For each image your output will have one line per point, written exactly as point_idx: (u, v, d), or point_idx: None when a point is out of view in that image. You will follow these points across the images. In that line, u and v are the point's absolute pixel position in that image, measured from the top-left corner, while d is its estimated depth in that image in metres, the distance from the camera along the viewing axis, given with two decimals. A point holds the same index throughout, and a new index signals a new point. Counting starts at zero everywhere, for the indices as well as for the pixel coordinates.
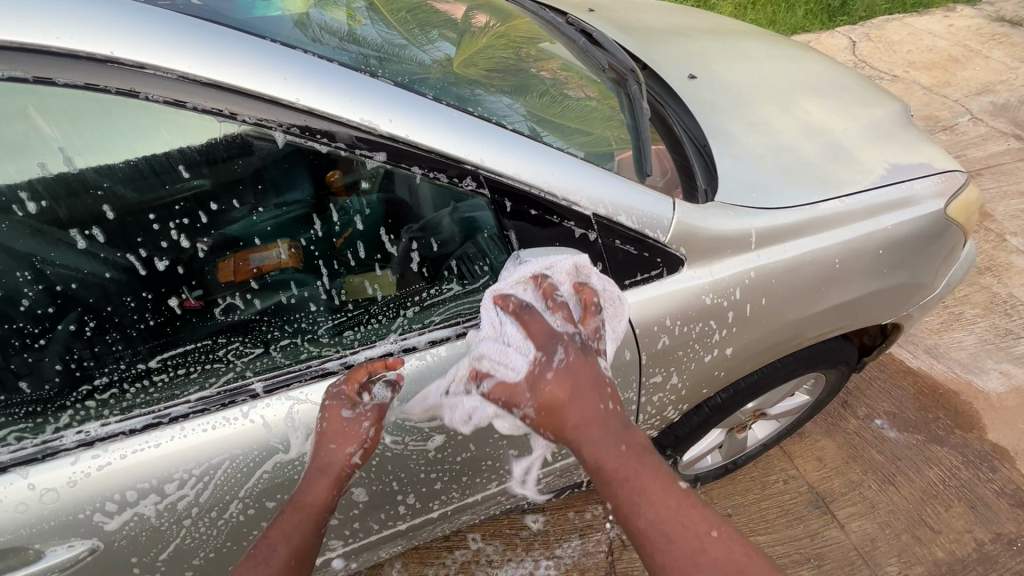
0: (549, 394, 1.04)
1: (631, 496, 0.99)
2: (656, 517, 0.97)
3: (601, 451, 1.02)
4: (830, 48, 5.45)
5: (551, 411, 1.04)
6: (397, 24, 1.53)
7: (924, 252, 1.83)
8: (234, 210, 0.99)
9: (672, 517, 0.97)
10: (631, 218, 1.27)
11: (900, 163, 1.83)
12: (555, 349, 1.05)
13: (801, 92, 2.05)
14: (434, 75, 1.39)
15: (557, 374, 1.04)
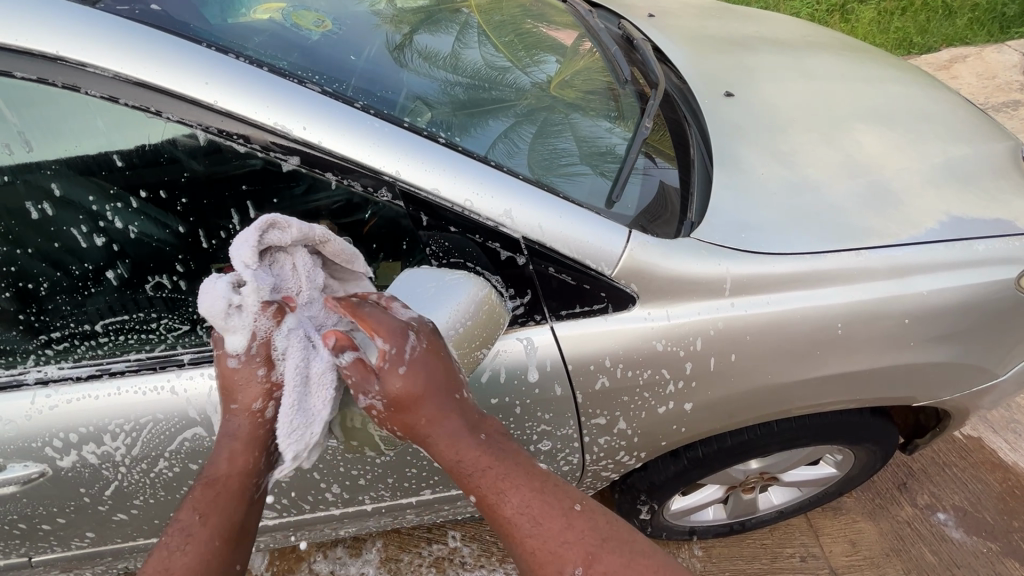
0: (399, 391, 0.94)
1: (493, 484, 0.95)
2: (522, 498, 0.94)
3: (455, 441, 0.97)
4: (994, 66, 4.61)
5: (402, 411, 0.95)
6: (503, 46, 1.72)
7: (987, 330, 1.48)
8: (296, 188, 1.09)
9: (536, 498, 0.94)
10: (569, 248, 1.19)
11: (964, 218, 1.50)
12: (406, 340, 0.93)
13: (870, 122, 1.76)
14: (530, 101, 1.54)
15: (408, 370, 0.94)
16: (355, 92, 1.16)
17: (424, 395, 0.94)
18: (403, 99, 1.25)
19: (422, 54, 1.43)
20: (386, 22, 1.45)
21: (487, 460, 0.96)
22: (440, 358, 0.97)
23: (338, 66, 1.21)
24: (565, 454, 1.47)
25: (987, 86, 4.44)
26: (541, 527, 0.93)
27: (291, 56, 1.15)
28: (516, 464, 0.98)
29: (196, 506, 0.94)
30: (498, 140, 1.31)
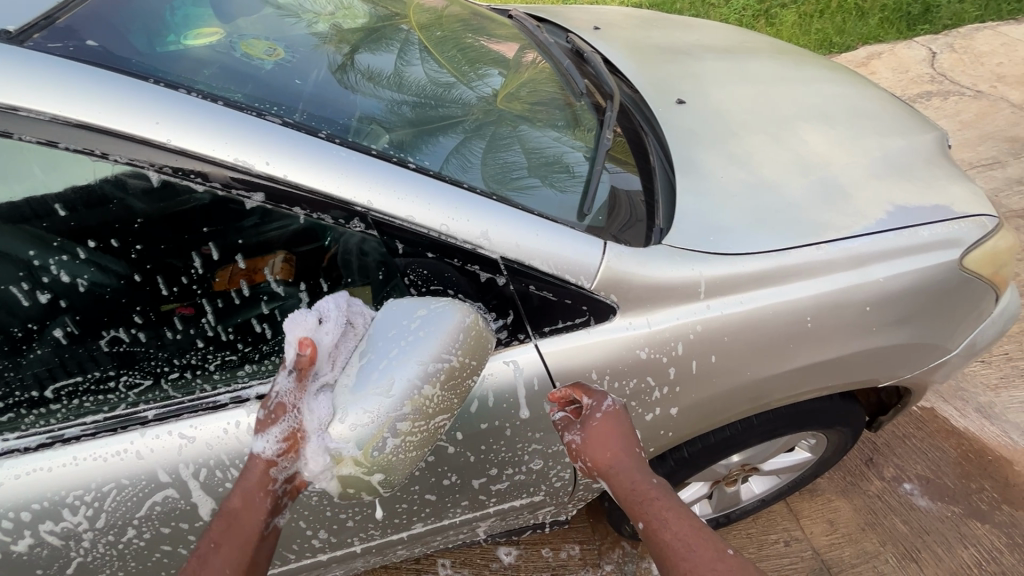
0: (594, 433, 1.16)
1: (660, 513, 1.06)
2: (680, 528, 1.04)
3: (634, 476, 1.12)
4: (906, 60, 4.99)
5: (594, 447, 1.15)
6: (446, 63, 1.71)
7: (940, 310, 1.57)
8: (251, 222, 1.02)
9: (693, 531, 1.04)
10: (546, 264, 1.18)
11: (907, 206, 1.58)
12: (606, 400, 1.19)
13: (810, 121, 1.86)
14: (476, 116, 1.53)
15: (605, 417, 1.17)
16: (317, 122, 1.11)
17: (616, 439, 1.15)
18: (351, 121, 1.21)
19: (363, 74, 1.39)
20: (326, 42, 1.42)
21: (656, 497, 1.09)
22: (628, 422, 1.19)
23: (282, 89, 1.17)
24: (557, 469, 1.50)
25: (901, 80, 4.80)
26: (698, 557, 1.00)
27: (237, 86, 1.10)
28: (679, 503, 1.08)
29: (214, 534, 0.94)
30: (451, 155, 1.30)
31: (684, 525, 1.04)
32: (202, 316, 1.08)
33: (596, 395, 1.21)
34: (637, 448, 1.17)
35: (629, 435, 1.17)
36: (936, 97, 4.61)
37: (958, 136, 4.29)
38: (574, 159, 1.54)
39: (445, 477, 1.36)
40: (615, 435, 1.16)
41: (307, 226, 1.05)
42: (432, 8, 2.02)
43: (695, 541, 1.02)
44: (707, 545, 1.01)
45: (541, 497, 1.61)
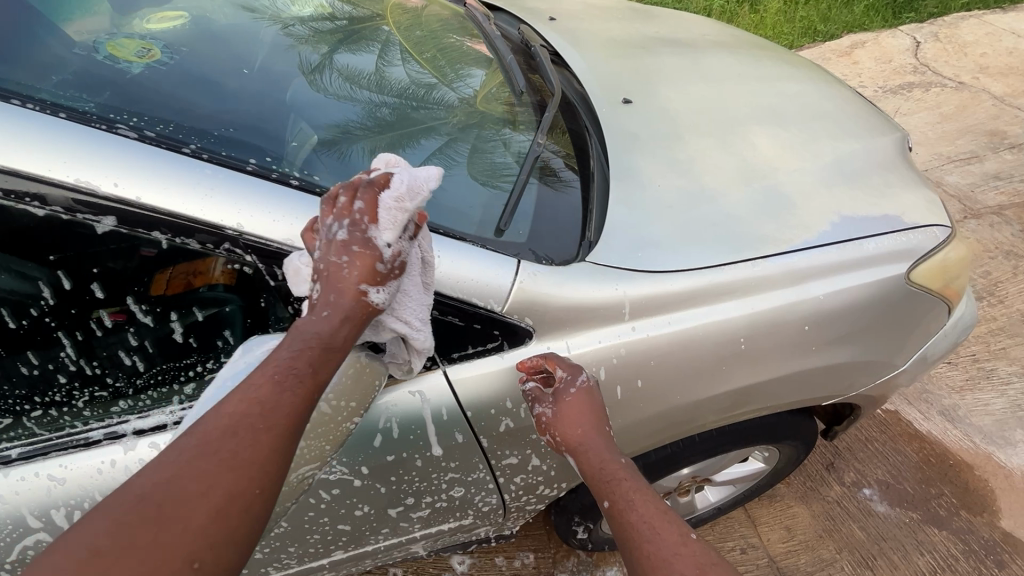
0: (568, 408, 1.12)
1: (626, 492, 0.99)
2: (648, 510, 0.96)
3: (605, 456, 1.07)
4: (889, 49, 4.89)
5: (566, 421, 1.11)
6: (426, 63, 1.72)
7: (886, 326, 1.50)
8: (107, 246, 0.92)
9: (659, 513, 0.95)
10: (450, 287, 1.10)
11: (853, 217, 1.51)
12: (578, 376, 1.15)
13: (762, 122, 1.77)
14: (459, 118, 1.53)
15: (578, 393, 1.13)
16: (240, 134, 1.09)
17: (591, 417, 1.12)
18: (323, 133, 1.25)
19: (340, 73, 1.45)
20: (302, 43, 1.47)
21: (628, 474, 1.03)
22: (602, 403, 1.16)
23: (211, 95, 1.15)
24: (481, 496, 1.42)
25: (884, 70, 4.70)
26: (660, 538, 0.92)
27: (154, 92, 1.07)
28: (648, 486, 1.01)
29: (305, 349, 0.86)
30: (433, 158, 1.36)
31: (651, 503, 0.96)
32: (61, 349, 0.98)
33: (573, 369, 1.16)
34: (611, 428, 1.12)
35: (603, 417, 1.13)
36: (917, 89, 4.52)
37: (938, 129, 4.20)
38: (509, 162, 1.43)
39: (357, 508, 1.28)
40: (586, 413, 1.11)
41: (171, 252, 0.95)
42: (414, 8, 2.01)
43: (662, 521, 0.93)
44: (669, 527, 0.93)
45: (469, 521, 1.54)
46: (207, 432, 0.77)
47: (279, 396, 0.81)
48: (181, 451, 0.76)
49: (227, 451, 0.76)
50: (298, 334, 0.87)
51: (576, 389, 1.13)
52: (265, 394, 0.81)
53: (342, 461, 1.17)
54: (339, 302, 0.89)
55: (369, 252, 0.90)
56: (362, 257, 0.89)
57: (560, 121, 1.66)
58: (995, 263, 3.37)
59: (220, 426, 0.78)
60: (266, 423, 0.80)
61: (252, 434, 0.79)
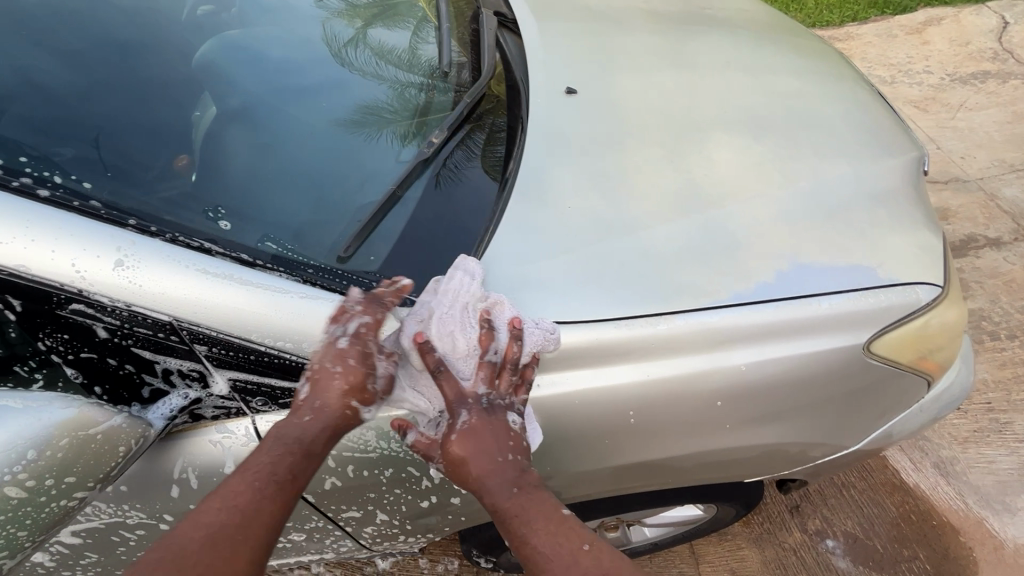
0: (451, 458, 0.95)
1: (516, 527, 0.90)
2: (540, 537, 0.89)
3: (489, 493, 0.92)
4: (969, 30, 4.20)
5: (450, 467, 0.96)
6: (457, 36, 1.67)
7: (832, 404, 1.23)
8: None
9: (552, 536, 0.89)
10: (250, 330, 0.92)
11: (810, 266, 1.21)
12: (458, 414, 0.96)
13: (734, 131, 1.45)
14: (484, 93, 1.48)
15: (460, 439, 0.95)
16: (184, 122, 1.14)
17: (485, 452, 0.94)
18: (352, 113, 1.32)
19: (371, 48, 1.53)
20: (341, 19, 1.57)
21: (530, 505, 0.92)
22: (498, 422, 0.96)
23: (184, 74, 1.22)
24: (331, 539, 1.27)
25: (957, 54, 4.04)
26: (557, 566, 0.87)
27: (77, 68, 1.09)
28: (546, 502, 0.92)
29: (285, 454, 0.89)
30: (456, 146, 1.32)
31: (545, 537, 0.89)
32: None
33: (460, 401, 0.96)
34: (511, 448, 0.95)
35: (500, 443, 0.95)
36: (991, 80, 3.87)
37: (1006, 130, 3.56)
38: (393, 171, 1.23)
39: None
40: (471, 454, 0.94)
41: None
42: None
43: (556, 557, 0.87)
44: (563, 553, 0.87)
45: (332, 556, 1.40)
46: (184, 541, 0.80)
47: (260, 505, 0.84)
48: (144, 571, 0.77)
49: (208, 562, 0.79)
50: (279, 438, 0.89)
51: (463, 428, 0.95)
52: (247, 497, 0.85)
53: (136, 507, 1.04)
54: (324, 412, 0.91)
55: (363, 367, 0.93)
56: (358, 371, 0.92)
57: (495, 109, 1.45)
58: None
59: (199, 535, 0.81)
60: (247, 534, 0.83)
61: (228, 533, 0.82)
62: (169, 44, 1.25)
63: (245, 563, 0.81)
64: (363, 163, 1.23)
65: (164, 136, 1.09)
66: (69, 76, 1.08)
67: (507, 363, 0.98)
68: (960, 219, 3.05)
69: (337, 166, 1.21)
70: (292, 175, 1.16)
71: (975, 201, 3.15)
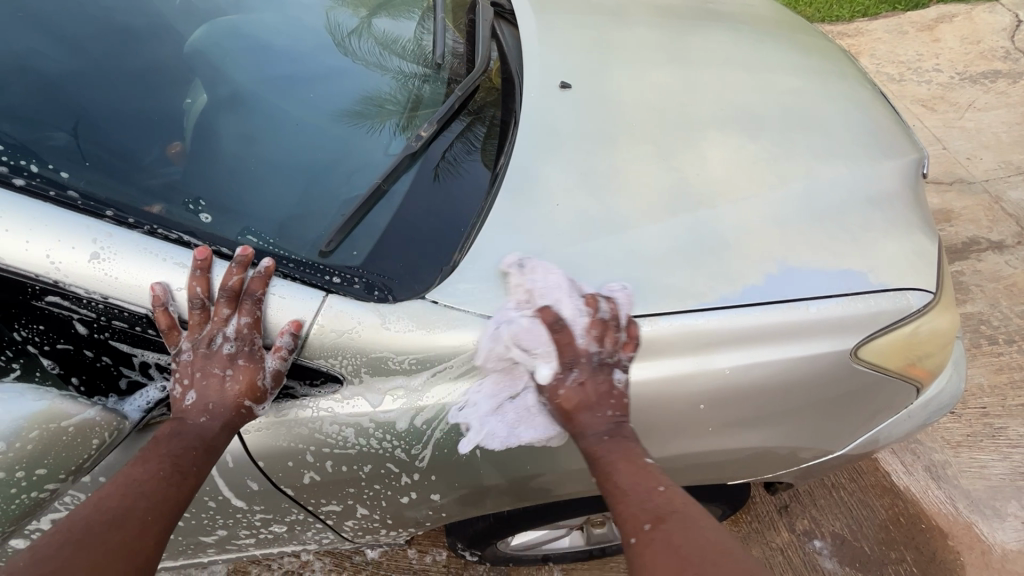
0: (564, 401, 1.03)
1: (609, 467, 0.99)
2: (625, 477, 0.97)
3: (588, 439, 1.01)
4: (981, 28, 4.13)
5: (565, 412, 1.03)
6: (459, 28, 1.66)
7: (817, 410, 1.22)
8: None
9: (637, 477, 0.97)
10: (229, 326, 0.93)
11: (799, 269, 1.19)
12: (569, 370, 1.03)
13: (729, 129, 1.43)
14: (485, 87, 1.47)
15: (570, 389, 1.03)
16: (171, 109, 1.12)
17: (591, 406, 1.02)
18: (354, 104, 1.32)
19: (375, 38, 1.52)
20: (346, 7, 1.56)
21: (619, 450, 1.00)
22: (606, 379, 1.04)
23: (171, 60, 1.21)
24: (312, 532, 1.28)
25: (968, 52, 3.97)
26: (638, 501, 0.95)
27: (59, 51, 1.08)
28: (631, 445, 1.01)
29: (188, 449, 0.91)
30: (457, 139, 1.31)
31: (630, 477, 0.97)
32: None
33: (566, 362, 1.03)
34: (615, 404, 1.03)
35: (604, 399, 1.03)
36: (1002, 79, 3.80)
37: (1015, 131, 3.50)
38: (378, 163, 1.21)
39: None
40: (581, 405, 1.02)
41: None
42: None
43: (634, 496, 0.96)
44: (640, 492, 0.96)
45: (313, 548, 1.40)
46: (86, 527, 0.80)
47: (165, 489, 0.87)
48: (47, 557, 0.77)
49: (116, 543, 0.80)
50: (179, 435, 0.91)
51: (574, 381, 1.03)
52: (152, 482, 0.87)
53: None
54: (220, 411, 0.94)
55: (253, 364, 0.94)
56: (247, 369, 0.94)
57: (486, 102, 1.44)
58: None
59: (102, 520, 0.81)
60: (154, 513, 0.85)
61: (136, 516, 0.83)
62: (157, 29, 1.24)
63: (153, 541, 0.83)
64: (360, 154, 1.22)
65: (150, 123, 1.08)
66: (51, 59, 1.06)
67: (608, 322, 1.04)
68: (963, 221, 3.02)
69: (329, 156, 1.20)
70: (283, 164, 1.16)
71: (980, 203, 3.11)
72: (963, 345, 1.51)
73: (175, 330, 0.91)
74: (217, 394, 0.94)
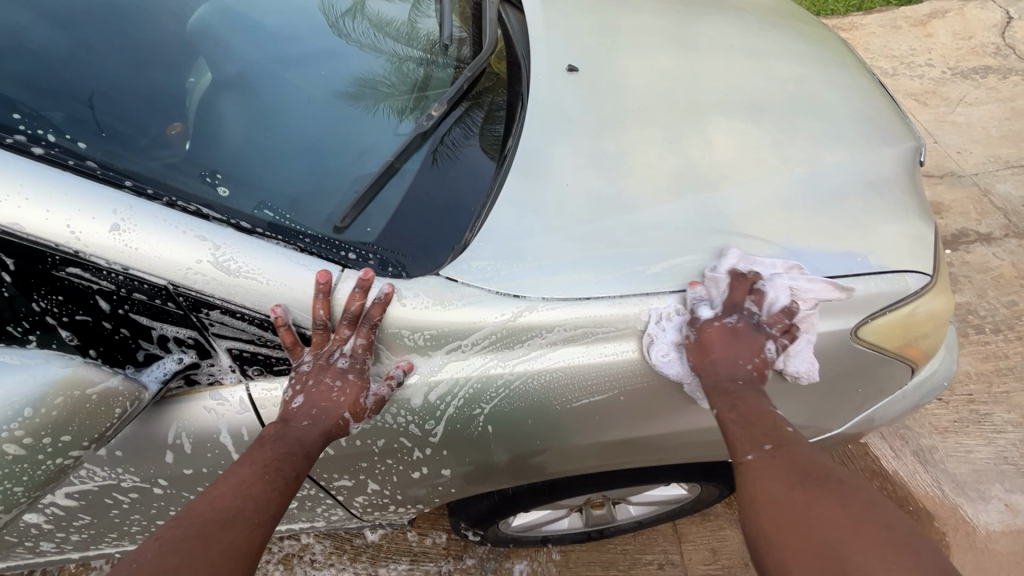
0: (712, 337, 1.09)
1: (730, 399, 1.06)
2: (743, 410, 1.05)
3: (714, 371, 1.08)
4: (973, 24, 4.18)
5: (713, 347, 1.09)
6: (457, 10, 1.65)
7: (817, 388, 1.25)
8: None
9: (755, 411, 1.05)
10: (249, 297, 0.94)
11: (801, 251, 1.22)
12: (729, 315, 1.11)
13: (734, 114, 1.45)
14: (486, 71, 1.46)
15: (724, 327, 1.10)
16: (180, 87, 1.13)
17: (732, 346, 1.09)
18: (348, 85, 1.31)
19: (369, 19, 1.50)
20: None
21: (744, 390, 1.07)
22: (756, 340, 1.11)
23: (178, 38, 1.21)
24: (322, 508, 1.29)
25: (960, 47, 4.03)
26: (755, 431, 1.03)
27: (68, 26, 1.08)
28: (758, 388, 1.09)
29: (290, 453, 0.95)
30: (455, 122, 1.31)
31: (749, 412, 1.05)
32: None
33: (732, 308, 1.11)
34: (754, 361, 1.10)
35: (746, 349, 1.10)
36: (993, 75, 3.85)
37: (1004, 126, 3.55)
38: (385, 143, 1.22)
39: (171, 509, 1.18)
40: (730, 343, 1.09)
41: None
42: None
43: (753, 430, 1.03)
44: (762, 428, 1.03)
45: (320, 526, 1.42)
46: (203, 523, 0.85)
47: (271, 492, 0.91)
48: (171, 548, 0.82)
49: (230, 540, 0.85)
50: (283, 438, 0.96)
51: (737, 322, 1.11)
52: (258, 488, 0.91)
53: (131, 470, 1.06)
54: (321, 418, 0.99)
55: (361, 381, 1.01)
56: (354, 386, 1.00)
57: (490, 84, 1.44)
58: None
59: (217, 517, 0.86)
60: (260, 517, 0.89)
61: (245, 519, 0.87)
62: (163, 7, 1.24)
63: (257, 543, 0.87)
64: (368, 134, 1.23)
65: (165, 101, 1.09)
66: (59, 33, 1.06)
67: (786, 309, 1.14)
68: (952, 213, 3.08)
69: (336, 136, 1.20)
70: (285, 145, 1.15)
71: (969, 196, 3.17)
72: (956, 330, 1.55)
73: (298, 346, 0.98)
74: (322, 404, 0.99)
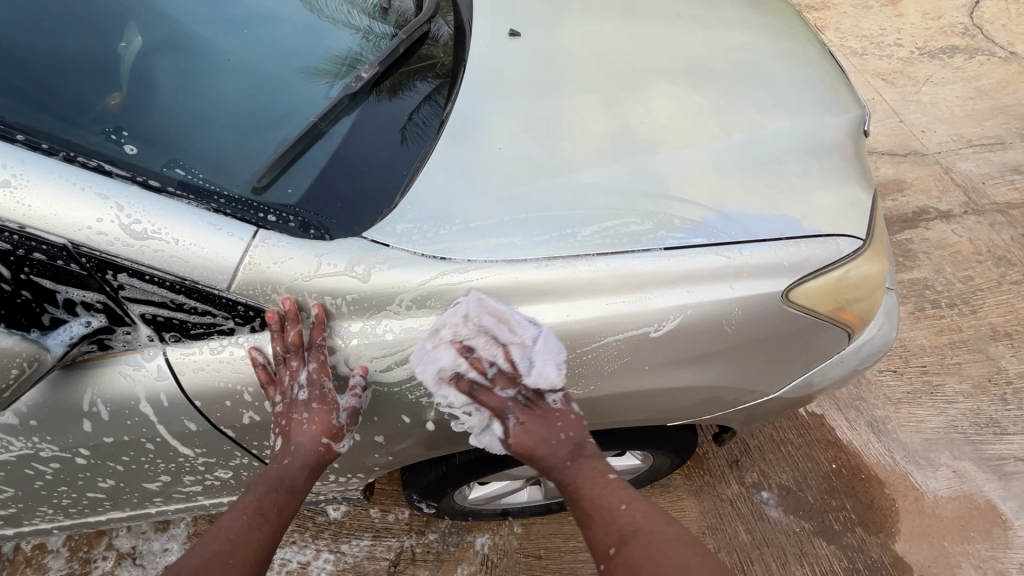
0: (518, 444, 1.15)
1: (578, 480, 1.14)
2: (592, 492, 1.13)
3: (549, 459, 1.15)
4: (942, 4, 4.21)
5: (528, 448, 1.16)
6: None
7: (751, 353, 1.26)
8: None
9: (603, 489, 1.13)
10: (155, 258, 0.91)
11: (736, 216, 1.22)
12: (507, 417, 1.14)
13: (678, 80, 1.44)
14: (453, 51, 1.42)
15: (519, 434, 1.14)
16: (98, 43, 1.09)
17: (542, 438, 1.14)
18: (321, 62, 1.28)
19: None
20: None
21: (583, 468, 1.15)
22: (539, 406, 1.15)
23: None
24: None
25: (929, 27, 4.05)
26: (604, 513, 1.11)
27: None
28: (603, 462, 1.17)
29: (269, 491, 1.05)
30: (424, 101, 1.27)
31: (596, 490, 1.13)
32: None
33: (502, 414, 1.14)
34: (564, 429, 1.15)
35: (550, 426, 1.15)
36: (959, 54, 3.89)
37: (968, 105, 3.59)
38: (317, 106, 1.19)
39: (99, 480, 1.16)
40: (542, 436, 1.14)
41: None
42: None
43: (602, 517, 1.10)
44: (608, 511, 1.11)
45: None
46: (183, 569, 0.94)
47: (245, 536, 1.00)
48: None
49: None
50: (265, 480, 1.06)
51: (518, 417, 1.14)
52: (235, 532, 1.00)
53: (49, 439, 1.04)
54: (301, 452, 1.06)
55: (326, 406, 1.05)
56: (321, 412, 1.04)
57: (444, 57, 1.40)
58: (981, 269, 2.82)
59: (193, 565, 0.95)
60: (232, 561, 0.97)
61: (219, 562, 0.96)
62: None
63: None
64: (313, 103, 1.19)
65: (76, 55, 1.05)
66: None
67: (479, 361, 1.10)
68: (914, 190, 3.12)
69: (281, 107, 1.17)
70: (226, 110, 1.12)
71: (931, 174, 3.22)
72: (895, 297, 1.57)
73: (270, 385, 1.02)
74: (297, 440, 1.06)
